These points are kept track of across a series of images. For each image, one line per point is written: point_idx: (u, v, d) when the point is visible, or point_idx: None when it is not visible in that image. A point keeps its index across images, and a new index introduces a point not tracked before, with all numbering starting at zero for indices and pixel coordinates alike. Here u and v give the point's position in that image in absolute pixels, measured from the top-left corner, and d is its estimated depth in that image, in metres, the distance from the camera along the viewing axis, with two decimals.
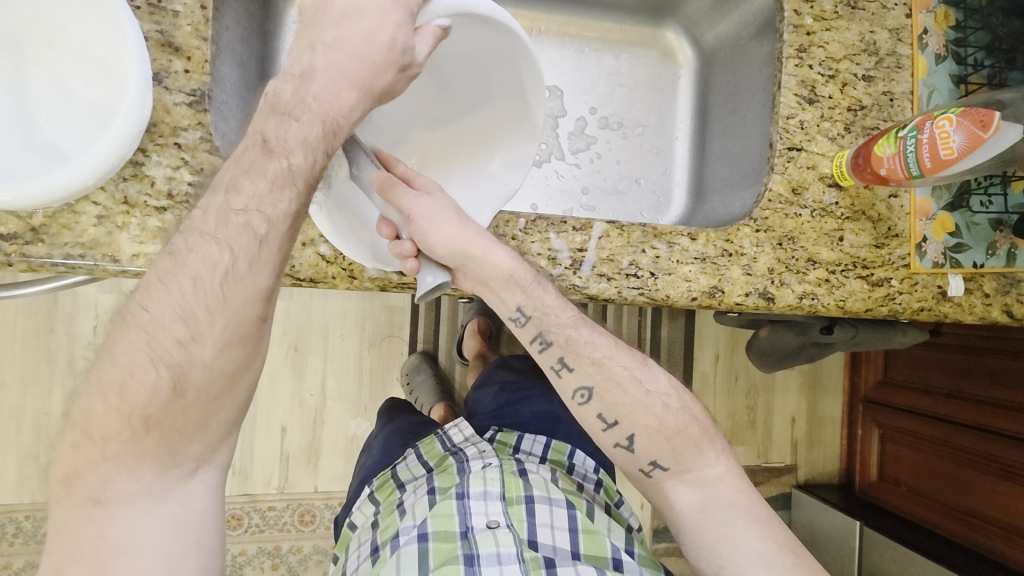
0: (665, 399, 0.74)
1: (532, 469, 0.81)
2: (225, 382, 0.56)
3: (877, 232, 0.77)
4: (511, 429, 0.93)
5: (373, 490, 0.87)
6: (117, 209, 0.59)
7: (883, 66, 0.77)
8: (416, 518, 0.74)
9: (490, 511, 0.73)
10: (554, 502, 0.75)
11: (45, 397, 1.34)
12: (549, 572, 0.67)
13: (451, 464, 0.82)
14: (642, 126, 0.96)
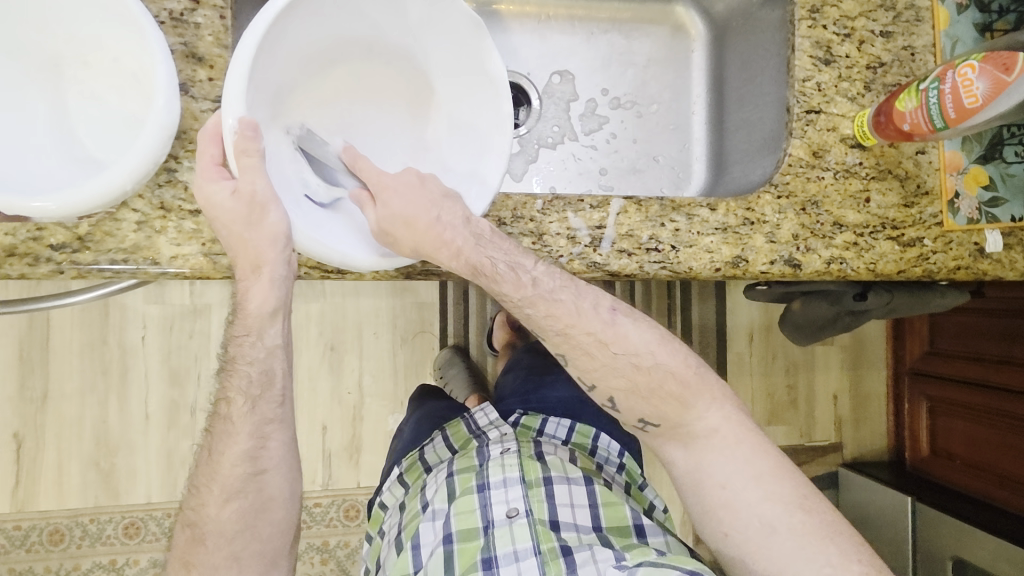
0: (636, 358, 0.72)
1: (549, 450, 0.82)
2: (240, 525, 0.73)
3: (906, 190, 0.75)
4: (536, 412, 0.92)
5: (402, 470, 0.89)
6: (155, 214, 0.63)
7: (901, 20, 0.75)
8: (439, 508, 0.75)
9: (510, 498, 0.74)
10: (572, 483, 0.76)
11: (103, 405, 1.46)
12: (567, 560, 0.68)
13: (472, 447, 0.83)
14: (655, 103, 0.95)
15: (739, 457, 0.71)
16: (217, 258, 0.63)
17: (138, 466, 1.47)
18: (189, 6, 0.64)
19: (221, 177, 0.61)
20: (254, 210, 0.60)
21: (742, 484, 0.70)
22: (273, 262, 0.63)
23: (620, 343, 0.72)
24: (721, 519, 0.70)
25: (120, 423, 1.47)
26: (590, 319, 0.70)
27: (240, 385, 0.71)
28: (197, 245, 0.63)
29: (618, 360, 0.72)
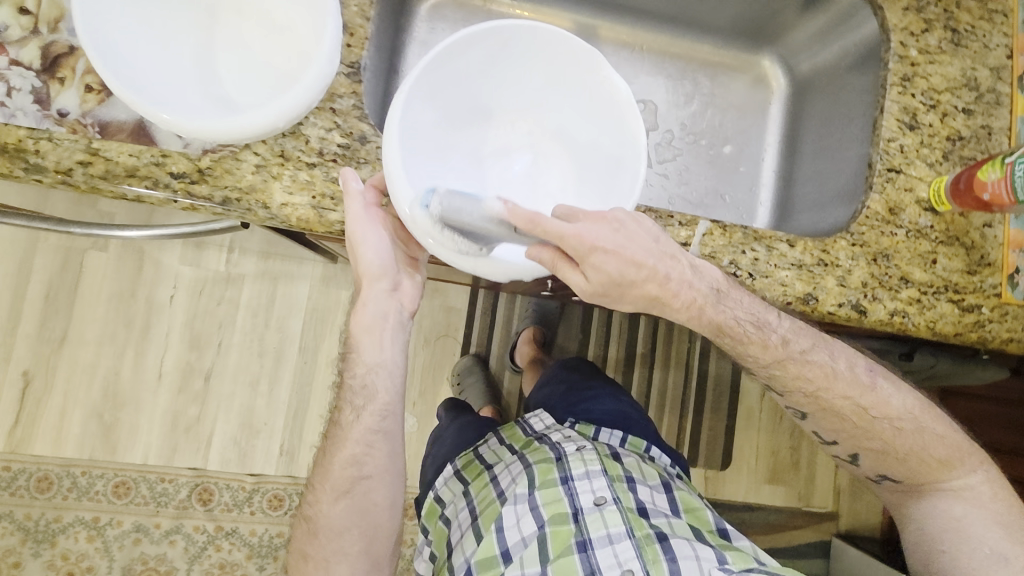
0: (896, 421, 0.84)
1: (621, 451, 0.90)
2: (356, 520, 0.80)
3: (970, 258, 0.79)
4: (586, 422, 0.94)
5: (457, 467, 0.92)
6: (274, 160, 0.64)
7: (982, 101, 0.80)
8: (523, 493, 0.80)
9: (596, 489, 0.79)
10: (652, 485, 0.84)
11: (118, 358, 1.44)
12: (663, 546, 0.75)
13: (541, 445, 0.88)
14: (729, 144, 1.00)
15: (982, 506, 0.83)
16: (325, 212, 0.65)
17: (141, 425, 1.44)
18: None
19: (371, 204, 0.66)
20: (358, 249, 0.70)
21: (978, 521, 0.82)
22: (379, 283, 0.75)
23: (880, 407, 0.84)
24: (942, 539, 0.83)
25: (132, 378, 1.45)
26: (845, 384, 0.83)
27: (348, 395, 0.80)
28: (308, 196, 0.65)
29: (878, 423, 0.84)
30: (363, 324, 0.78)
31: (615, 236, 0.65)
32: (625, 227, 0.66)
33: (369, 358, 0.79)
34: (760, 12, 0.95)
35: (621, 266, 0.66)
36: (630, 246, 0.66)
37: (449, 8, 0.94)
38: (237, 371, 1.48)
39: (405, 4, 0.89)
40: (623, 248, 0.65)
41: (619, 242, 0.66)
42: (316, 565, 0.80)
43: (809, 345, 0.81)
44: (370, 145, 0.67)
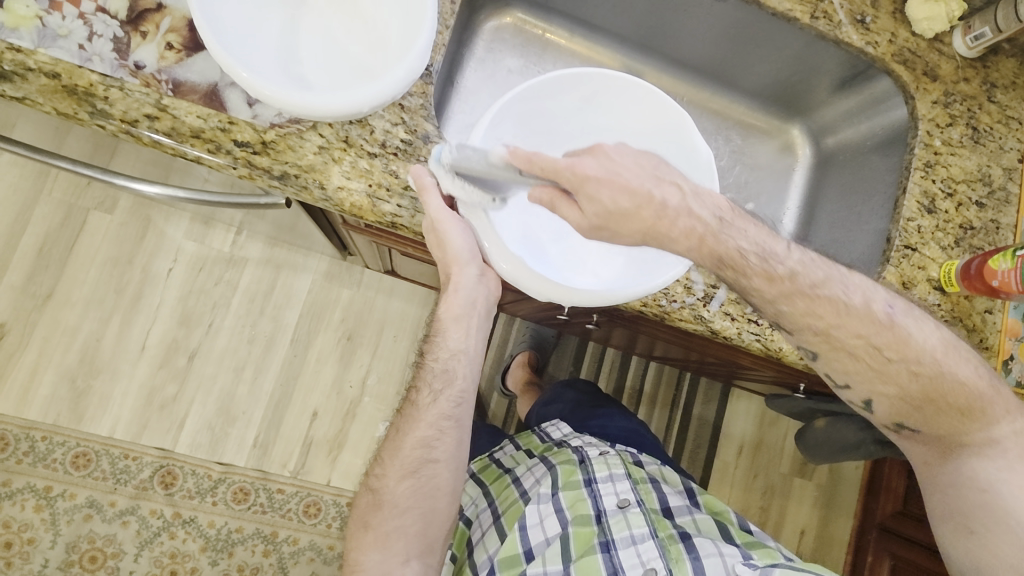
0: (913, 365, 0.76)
1: (641, 458, 0.99)
2: (413, 502, 0.83)
3: (970, 339, 0.83)
4: (603, 440, 1.03)
5: (475, 471, 1.01)
6: (336, 144, 0.65)
7: (993, 197, 0.86)
8: (546, 493, 0.88)
9: (619, 492, 0.88)
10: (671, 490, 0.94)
11: (102, 323, 1.40)
12: (685, 543, 0.84)
13: (563, 447, 0.96)
14: (752, 201, 1.04)
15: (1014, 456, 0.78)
16: (378, 202, 0.66)
17: (114, 397, 1.39)
18: None
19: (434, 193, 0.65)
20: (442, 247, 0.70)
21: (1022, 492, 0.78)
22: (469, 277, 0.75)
23: (900, 346, 0.75)
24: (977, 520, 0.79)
25: (113, 347, 1.40)
26: (859, 321, 0.74)
27: (427, 377, 0.84)
28: (364, 183, 0.66)
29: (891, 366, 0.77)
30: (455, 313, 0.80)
31: (596, 165, 0.66)
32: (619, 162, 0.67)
33: (453, 344, 0.82)
34: (796, 85, 0.99)
35: (617, 193, 0.65)
36: (620, 175, 0.66)
37: (509, 32, 0.97)
38: (223, 354, 1.44)
39: (470, 22, 0.92)
40: (613, 173, 0.65)
41: (609, 169, 0.66)
42: (377, 537, 0.83)
43: (820, 279, 0.73)
44: (431, 144, 0.68)
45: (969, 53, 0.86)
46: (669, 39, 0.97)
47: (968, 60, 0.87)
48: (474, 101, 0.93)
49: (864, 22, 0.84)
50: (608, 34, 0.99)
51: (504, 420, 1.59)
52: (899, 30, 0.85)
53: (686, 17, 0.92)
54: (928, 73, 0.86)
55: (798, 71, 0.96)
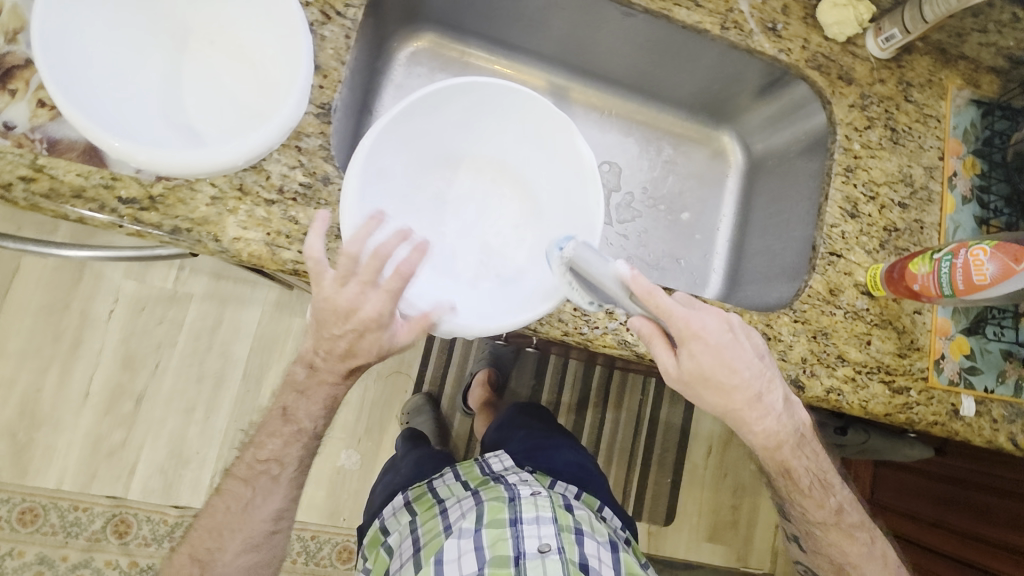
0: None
1: (576, 505, 0.95)
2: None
3: (901, 341, 0.83)
4: (545, 472, 1.01)
5: (410, 499, 0.99)
6: (231, 194, 0.64)
7: (916, 197, 0.87)
8: (468, 528, 0.87)
9: (542, 535, 0.85)
10: (600, 543, 0.89)
11: (41, 373, 1.36)
12: None
13: (496, 485, 0.95)
14: (685, 211, 1.04)
15: None
16: (278, 250, 0.64)
17: (58, 448, 1.35)
18: (319, 19, 0.68)
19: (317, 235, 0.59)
20: (347, 317, 0.62)
21: None
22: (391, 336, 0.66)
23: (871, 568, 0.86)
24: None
25: (54, 397, 1.36)
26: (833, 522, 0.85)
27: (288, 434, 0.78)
28: (263, 233, 0.64)
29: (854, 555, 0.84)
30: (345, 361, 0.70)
31: (720, 337, 0.66)
32: (735, 334, 0.67)
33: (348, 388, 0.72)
34: (719, 92, 0.99)
35: (716, 364, 0.65)
36: (728, 349, 0.65)
37: (426, 55, 0.95)
38: (171, 396, 1.41)
39: (382, 49, 0.90)
40: (723, 346, 0.65)
41: (723, 341, 0.65)
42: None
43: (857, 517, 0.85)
44: (332, 186, 0.67)
45: (883, 53, 0.86)
46: (588, 54, 0.96)
47: (883, 60, 0.87)
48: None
49: (775, 29, 0.84)
50: (525, 51, 0.98)
51: (467, 441, 1.57)
52: (811, 35, 0.85)
53: (600, 33, 0.91)
54: (843, 77, 0.86)
55: (719, 77, 0.95)
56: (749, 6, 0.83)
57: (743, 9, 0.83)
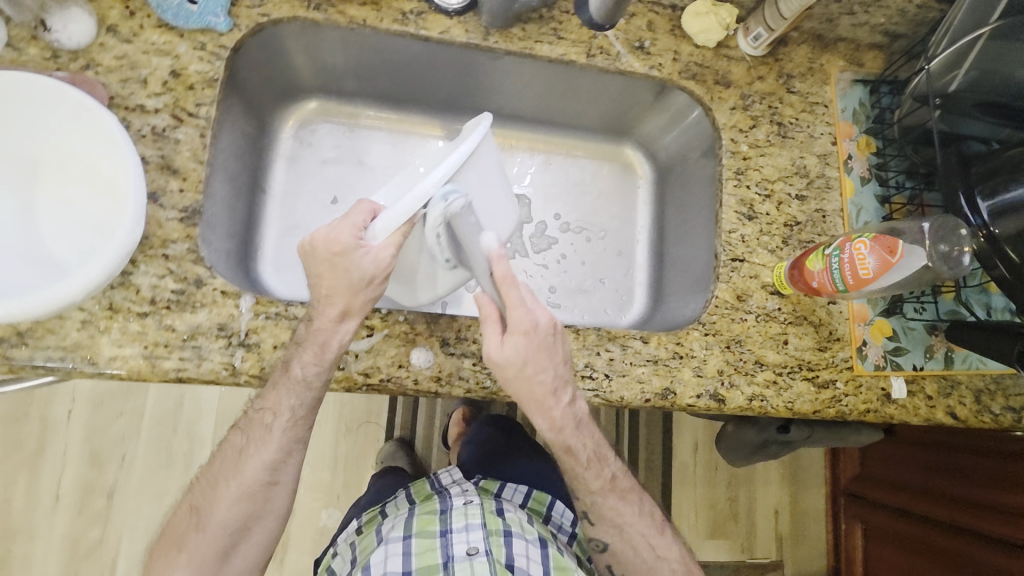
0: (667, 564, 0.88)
1: (510, 509, 0.94)
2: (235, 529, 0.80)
3: (820, 335, 0.82)
4: (493, 479, 1.08)
5: (362, 522, 1.04)
6: (102, 314, 0.65)
7: (814, 186, 0.86)
8: (396, 537, 0.87)
9: (470, 539, 0.85)
10: (530, 540, 0.87)
11: (11, 483, 1.37)
12: None
13: (433, 499, 0.96)
14: (605, 231, 1.04)
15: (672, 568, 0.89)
16: (157, 360, 0.65)
17: (40, 553, 1.36)
18: (172, 123, 0.69)
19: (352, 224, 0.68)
20: (337, 265, 0.67)
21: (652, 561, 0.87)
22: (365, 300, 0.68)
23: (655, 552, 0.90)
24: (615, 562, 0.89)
25: (27, 504, 1.37)
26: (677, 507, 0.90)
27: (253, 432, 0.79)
28: (139, 346, 0.65)
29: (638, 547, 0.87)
30: (327, 338, 0.66)
31: (543, 338, 0.68)
32: (556, 338, 0.69)
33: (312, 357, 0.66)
34: (611, 110, 0.98)
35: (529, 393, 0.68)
36: (531, 362, 0.67)
37: (316, 119, 0.95)
38: (142, 486, 1.41)
39: (265, 126, 0.90)
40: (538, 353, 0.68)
41: (536, 355, 0.67)
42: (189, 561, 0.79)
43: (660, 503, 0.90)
44: (206, 287, 0.67)
45: (756, 51, 0.85)
46: (477, 97, 0.96)
47: (759, 57, 0.87)
48: (291, 202, 0.93)
49: (642, 47, 0.83)
50: (418, 103, 0.97)
51: None
52: (681, 47, 0.84)
53: (481, 77, 0.90)
54: (720, 81, 0.85)
55: (608, 94, 0.94)
56: (612, 28, 0.83)
57: (607, 32, 0.82)
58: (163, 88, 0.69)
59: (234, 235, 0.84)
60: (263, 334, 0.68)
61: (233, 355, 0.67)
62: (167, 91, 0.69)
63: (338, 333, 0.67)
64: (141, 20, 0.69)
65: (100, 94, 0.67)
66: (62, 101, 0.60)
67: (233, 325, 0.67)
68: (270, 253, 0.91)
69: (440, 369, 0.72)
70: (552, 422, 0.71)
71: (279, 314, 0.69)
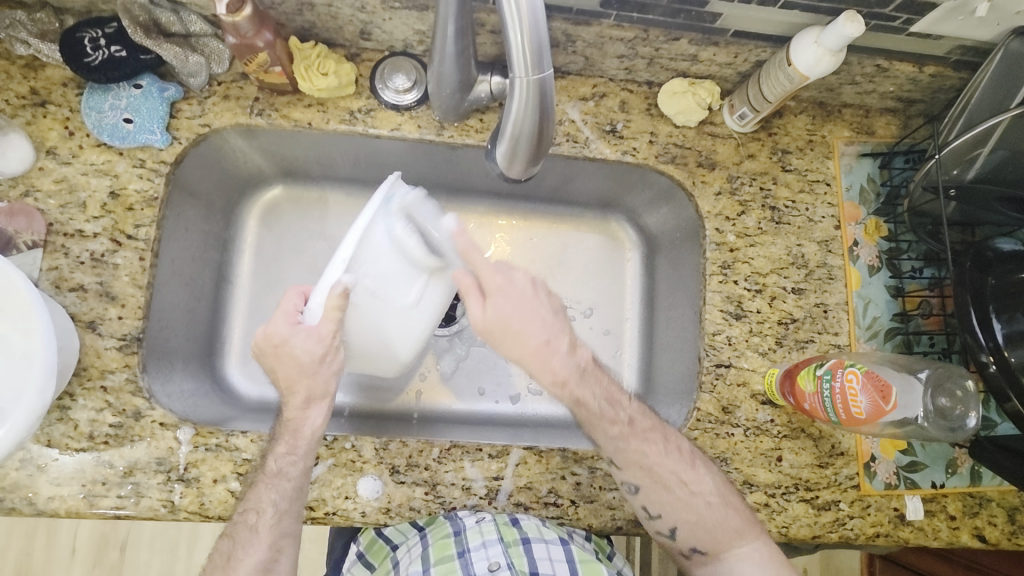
0: None
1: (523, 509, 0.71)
2: None
3: (820, 449, 0.73)
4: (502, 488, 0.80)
5: (362, 550, 0.78)
6: (39, 451, 0.63)
7: (813, 278, 0.76)
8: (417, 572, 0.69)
9: (490, 556, 0.66)
10: (550, 542, 0.68)
11: (30, 536, 1.31)
12: None
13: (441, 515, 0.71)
14: (591, 309, 0.90)
15: None
16: (95, 499, 0.63)
17: None
18: (110, 248, 0.67)
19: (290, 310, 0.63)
20: (283, 355, 0.63)
21: None
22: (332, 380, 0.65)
23: None
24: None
25: (44, 558, 1.31)
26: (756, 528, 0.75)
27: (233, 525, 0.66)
28: (77, 484, 0.63)
29: None
30: (299, 426, 0.64)
31: (521, 293, 0.66)
32: (535, 292, 0.67)
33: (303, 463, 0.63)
34: (608, 184, 0.86)
35: (513, 316, 0.65)
36: (521, 315, 0.66)
37: (285, 203, 0.86)
38: (154, 538, 1.33)
39: (227, 219, 0.83)
40: (524, 304, 0.66)
41: (523, 301, 0.66)
42: None
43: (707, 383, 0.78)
44: (144, 420, 0.65)
45: (744, 128, 0.77)
46: (459, 175, 0.85)
47: (749, 133, 0.78)
48: (257, 292, 0.84)
49: (614, 131, 0.76)
50: None
51: None
52: (657, 127, 0.77)
53: (458, 162, 0.82)
54: (703, 164, 0.77)
55: (600, 176, 0.84)
56: (581, 113, 0.76)
57: (574, 117, 0.76)
58: (102, 210, 0.67)
59: (188, 342, 0.76)
60: (203, 467, 0.65)
61: (172, 491, 0.64)
62: (106, 214, 0.67)
63: (308, 419, 0.65)
64: (80, 140, 0.68)
65: (38, 224, 0.65)
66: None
67: (172, 459, 0.65)
68: (238, 349, 0.82)
69: (390, 499, 0.67)
70: (554, 375, 0.68)
71: (219, 445, 0.66)
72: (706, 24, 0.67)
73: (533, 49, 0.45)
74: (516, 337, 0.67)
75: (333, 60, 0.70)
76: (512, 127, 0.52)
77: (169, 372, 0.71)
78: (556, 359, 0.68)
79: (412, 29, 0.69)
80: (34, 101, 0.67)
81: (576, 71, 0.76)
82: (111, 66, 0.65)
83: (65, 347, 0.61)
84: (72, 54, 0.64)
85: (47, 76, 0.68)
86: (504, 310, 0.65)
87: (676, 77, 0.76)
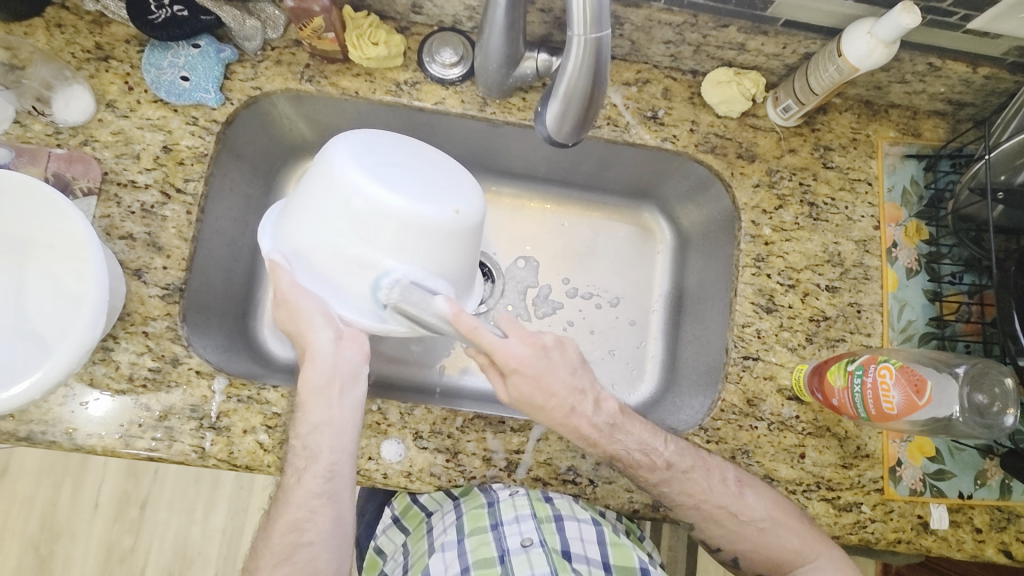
0: None
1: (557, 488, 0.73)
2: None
3: (844, 450, 0.72)
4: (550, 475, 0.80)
5: (397, 514, 0.81)
6: (82, 389, 0.65)
7: (849, 277, 0.75)
8: (451, 539, 0.71)
9: (523, 530, 0.68)
10: (582, 519, 0.70)
11: (56, 488, 1.35)
12: None
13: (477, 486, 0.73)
14: (619, 298, 0.90)
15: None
16: (131, 439, 0.65)
17: (76, 558, 1.34)
18: (160, 200, 0.69)
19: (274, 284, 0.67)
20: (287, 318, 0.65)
21: None
22: (313, 337, 0.64)
23: None
24: None
25: (68, 510, 1.35)
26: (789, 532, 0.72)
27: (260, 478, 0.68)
28: (115, 423, 0.65)
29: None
30: (307, 380, 0.64)
31: (539, 364, 0.66)
32: (550, 355, 0.67)
33: (313, 417, 0.63)
34: (643, 173, 0.86)
35: (537, 390, 0.66)
36: (546, 371, 0.66)
37: None
38: (172, 498, 1.36)
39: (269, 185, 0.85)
40: (542, 373, 0.66)
41: (541, 367, 0.66)
42: None
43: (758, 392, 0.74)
44: (181, 366, 0.67)
45: (788, 122, 0.77)
46: (499, 156, 0.86)
47: (791, 127, 0.78)
48: None
49: (656, 117, 0.76)
50: None
51: None
52: (699, 116, 0.77)
53: (500, 142, 0.82)
54: (743, 155, 0.77)
55: (637, 163, 0.84)
56: (623, 97, 0.76)
57: (616, 101, 0.76)
58: (155, 163, 0.70)
59: (224, 298, 0.78)
60: (234, 418, 0.67)
61: (203, 438, 0.66)
62: (158, 167, 0.70)
63: (310, 371, 0.64)
64: (138, 95, 0.70)
65: (94, 172, 0.68)
66: (43, 194, 0.59)
67: (205, 407, 0.67)
68: (270, 313, 0.84)
69: (411, 464, 0.68)
70: (585, 436, 0.67)
71: (251, 397, 0.68)
72: (757, 12, 0.67)
73: (594, 4, 0.47)
74: (538, 416, 0.66)
75: (384, 31, 0.71)
76: (566, 86, 0.53)
77: (205, 326, 0.73)
78: (580, 413, 0.66)
79: (462, 4, 0.70)
80: (98, 56, 0.70)
81: (621, 55, 0.77)
82: (174, 25, 0.68)
83: (113, 290, 0.63)
84: (137, 11, 0.66)
85: (112, 32, 0.71)
86: (525, 391, 0.65)
87: (722, 67, 0.76)
